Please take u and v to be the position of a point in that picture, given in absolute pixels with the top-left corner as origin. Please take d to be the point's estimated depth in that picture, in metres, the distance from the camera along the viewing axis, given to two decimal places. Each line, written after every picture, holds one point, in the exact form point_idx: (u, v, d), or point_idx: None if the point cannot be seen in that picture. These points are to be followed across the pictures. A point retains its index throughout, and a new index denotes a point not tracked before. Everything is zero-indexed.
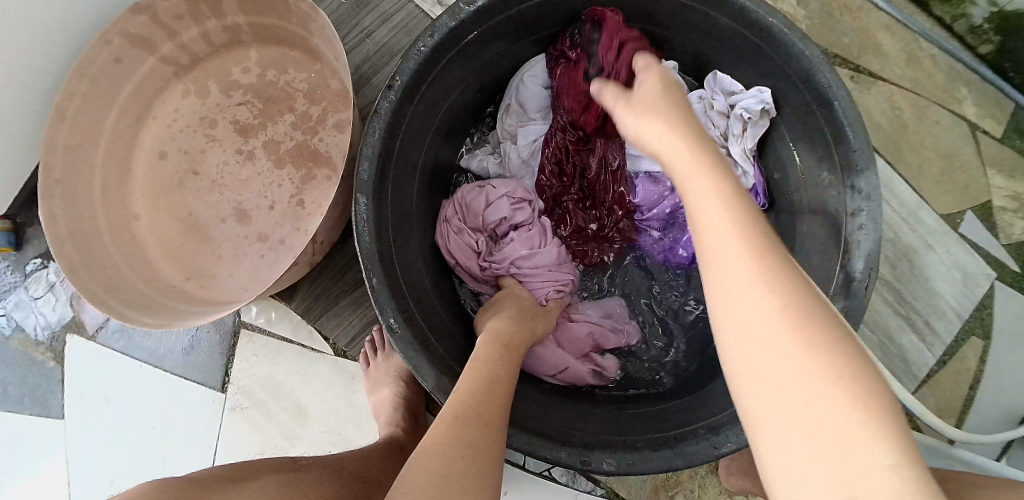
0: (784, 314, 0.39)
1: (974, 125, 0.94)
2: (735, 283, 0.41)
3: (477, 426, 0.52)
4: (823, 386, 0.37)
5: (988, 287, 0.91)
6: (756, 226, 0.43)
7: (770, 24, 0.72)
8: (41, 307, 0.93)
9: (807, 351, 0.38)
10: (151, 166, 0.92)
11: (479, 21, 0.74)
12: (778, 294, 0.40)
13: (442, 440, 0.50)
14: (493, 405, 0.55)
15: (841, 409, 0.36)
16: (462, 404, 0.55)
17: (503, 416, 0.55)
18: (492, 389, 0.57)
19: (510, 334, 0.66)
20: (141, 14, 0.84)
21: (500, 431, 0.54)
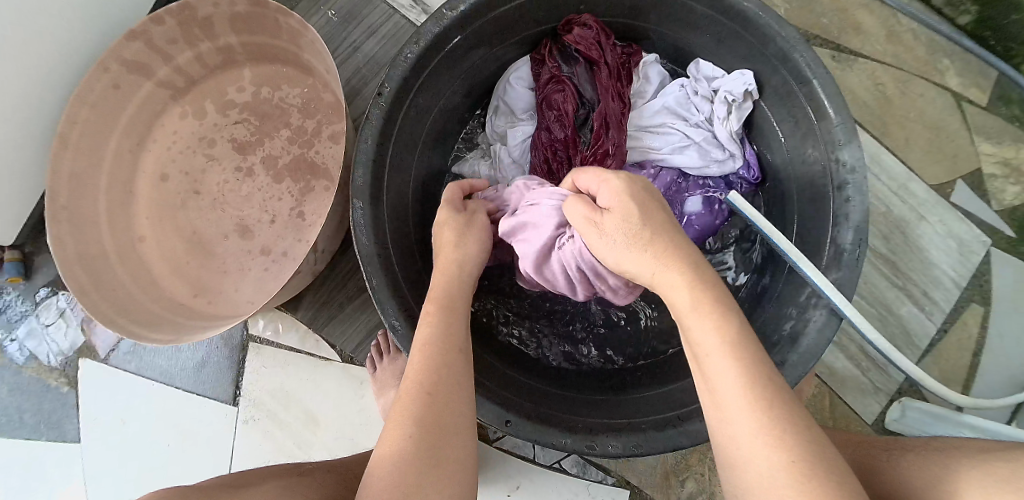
0: (754, 416, 0.43)
1: (959, 95, 0.95)
2: (707, 350, 0.46)
3: (431, 408, 0.52)
4: (781, 482, 0.41)
5: (984, 254, 0.91)
6: (742, 329, 0.46)
7: (744, 8, 0.74)
8: (53, 333, 0.95)
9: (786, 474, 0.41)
10: (153, 188, 0.95)
11: (462, 26, 0.76)
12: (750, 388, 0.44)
13: (394, 441, 0.51)
14: (441, 373, 0.55)
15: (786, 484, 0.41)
16: (412, 383, 0.54)
17: (454, 378, 0.55)
18: (439, 357, 0.56)
19: (447, 292, 0.62)
20: (136, 40, 0.87)
21: (453, 399, 0.54)
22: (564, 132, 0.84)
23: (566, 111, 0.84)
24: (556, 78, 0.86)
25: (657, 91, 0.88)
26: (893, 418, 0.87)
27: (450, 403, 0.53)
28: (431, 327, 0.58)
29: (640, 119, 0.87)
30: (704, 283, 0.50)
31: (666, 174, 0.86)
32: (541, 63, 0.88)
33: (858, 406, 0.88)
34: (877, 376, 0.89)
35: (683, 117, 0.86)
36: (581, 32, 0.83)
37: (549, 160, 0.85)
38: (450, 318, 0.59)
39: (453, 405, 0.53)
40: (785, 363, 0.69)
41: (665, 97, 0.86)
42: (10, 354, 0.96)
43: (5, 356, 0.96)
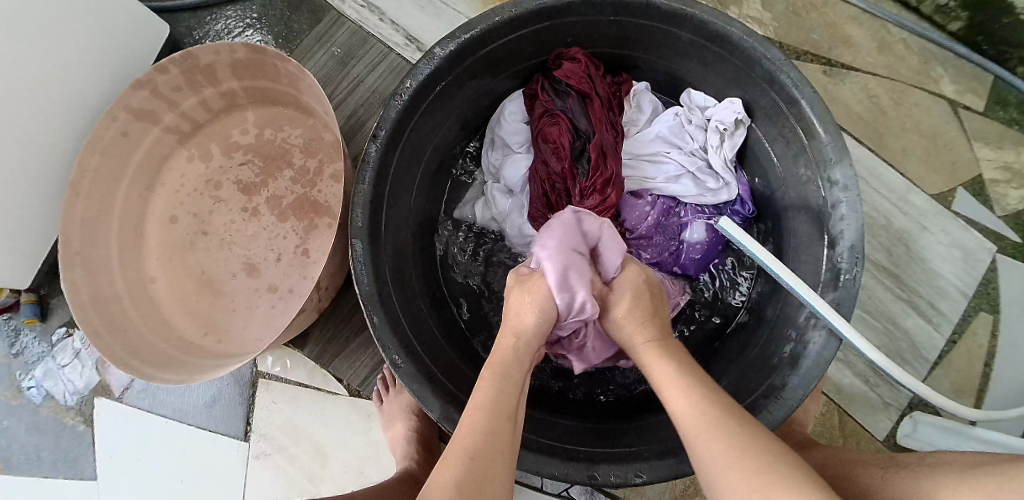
0: (693, 409, 0.55)
1: (954, 102, 0.94)
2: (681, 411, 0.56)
3: (482, 464, 0.55)
4: (732, 476, 0.49)
5: (990, 262, 0.90)
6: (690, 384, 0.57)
7: (728, 33, 0.75)
8: (70, 374, 0.98)
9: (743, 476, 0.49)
10: (163, 230, 0.98)
11: (453, 64, 0.78)
12: (690, 402, 0.56)
13: (442, 481, 0.53)
14: (496, 435, 0.57)
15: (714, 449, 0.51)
16: (466, 441, 0.56)
17: (506, 443, 0.57)
18: (495, 420, 0.58)
19: (511, 361, 0.64)
20: (143, 90, 0.90)
21: (496, 466, 0.55)
22: (561, 164, 0.85)
23: (562, 144, 0.85)
24: (549, 111, 0.88)
25: (650, 120, 0.90)
26: (906, 432, 0.85)
27: (498, 464, 0.55)
28: (488, 390, 0.61)
29: (635, 148, 0.88)
30: (676, 355, 0.62)
31: (663, 203, 0.87)
32: (534, 98, 0.90)
33: (867, 422, 0.87)
34: (886, 391, 0.88)
35: (678, 145, 0.87)
36: (570, 66, 0.85)
37: (548, 192, 0.87)
38: (508, 384, 0.61)
39: (500, 469, 0.55)
40: (786, 386, 0.69)
41: (658, 128, 0.88)
42: (27, 394, 0.98)
43: (23, 396, 0.99)
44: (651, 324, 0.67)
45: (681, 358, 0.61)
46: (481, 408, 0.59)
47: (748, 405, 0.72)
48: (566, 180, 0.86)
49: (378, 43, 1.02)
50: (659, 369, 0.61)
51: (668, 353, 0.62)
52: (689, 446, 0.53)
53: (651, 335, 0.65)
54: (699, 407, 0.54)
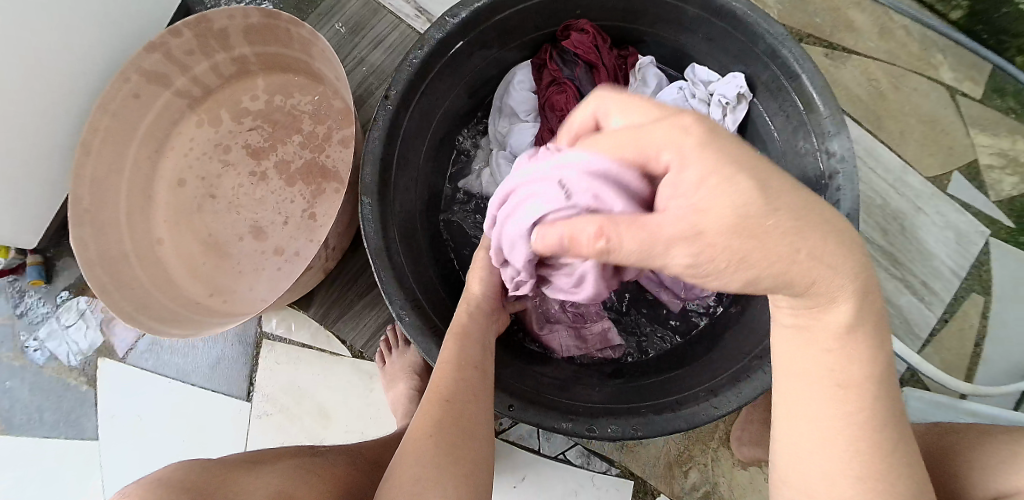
0: (845, 408, 0.41)
1: (953, 89, 0.96)
2: (805, 361, 0.43)
3: (455, 403, 0.58)
4: (832, 454, 0.41)
5: (983, 245, 0.92)
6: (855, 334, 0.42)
7: (732, 8, 0.76)
8: (73, 334, 0.99)
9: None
10: (171, 193, 0.98)
11: (465, 31, 0.79)
12: (849, 373, 0.41)
13: (421, 427, 0.56)
14: (467, 378, 0.60)
15: (835, 409, 0.41)
16: (438, 404, 0.57)
17: (478, 382, 0.60)
18: (460, 378, 0.60)
19: (470, 322, 0.67)
20: (156, 52, 0.91)
21: (471, 405, 0.58)
22: None
23: (570, 111, 0.87)
24: (556, 80, 0.90)
25: (654, 93, 0.91)
26: None
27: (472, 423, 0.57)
28: (457, 351, 0.62)
29: None
30: (868, 290, 0.42)
31: None
32: (541, 68, 0.92)
33: None
34: None
35: None
36: (578, 36, 0.87)
37: None
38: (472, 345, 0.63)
39: (474, 431, 0.57)
40: None
41: (661, 100, 0.89)
42: (30, 356, 1.00)
43: (26, 358, 1.00)
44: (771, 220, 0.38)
45: (869, 301, 0.42)
46: (449, 370, 0.60)
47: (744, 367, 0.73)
48: None
49: (388, 14, 1.03)
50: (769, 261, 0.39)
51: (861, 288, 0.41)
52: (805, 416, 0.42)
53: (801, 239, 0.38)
54: (854, 401, 0.41)
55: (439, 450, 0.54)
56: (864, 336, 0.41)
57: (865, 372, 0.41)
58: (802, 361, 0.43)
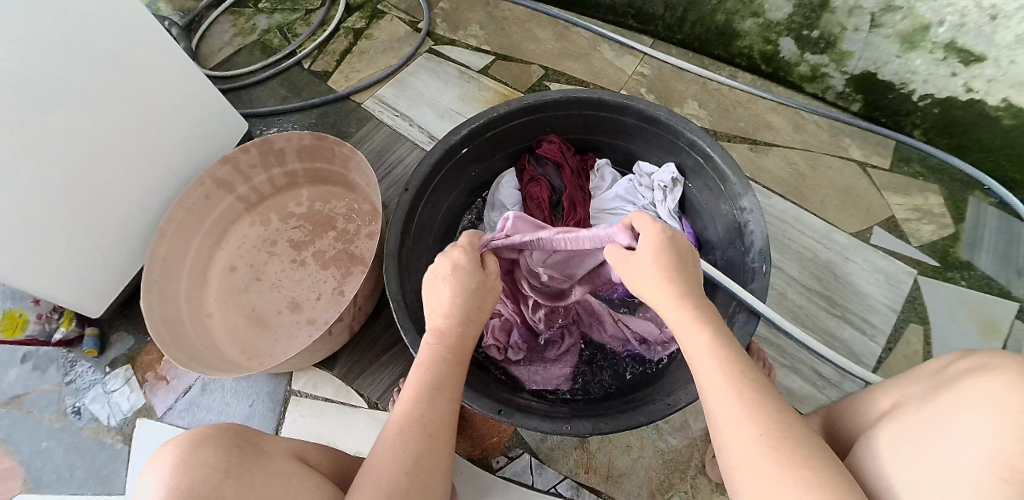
0: (739, 401, 0.56)
1: (864, 162, 1.18)
2: (711, 384, 0.58)
3: (424, 437, 0.66)
4: (760, 451, 0.53)
5: (913, 282, 1.06)
6: (722, 349, 0.60)
7: (657, 114, 1.02)
8: (117, 398, 1.13)
9: (768, 454, 0.53)
10: (223, 276, 1.19)
11: (463, 143, 1.05)
12: (734, 384, 0.57)
13: (388, 455, 0.65)
14: (436, 410, 0.68)
15: (741, 417, 0.55)
16: (406, 417, 0.67)
17: (444, 415, 0.69)
18: (431, 397, 0.69)
19: (451, 340, 0.73)
20: (227, 164, 1.17)
21: (441, 438, 0.67)
22: (543, 215, 1.11)
23: (543, 199, 1.12)
24: (533, 177, 1.15)
25: (610, 185, 1.17)
26: None
27: (440, 434, 0.67)
28: (433, 371, 0.71)
29: (600, 206, 1.14)
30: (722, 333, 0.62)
31: None
32: (522, 171, 1.17)
33: None
34: (836, 393, 0.97)
35: (632, 201, 1.12)
36: (547, 146, 1.13)
37: None
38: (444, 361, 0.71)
39: (439, 446, 0.67)
40: None
41: (615, 190, 1.14)
42: (70, 418, 1.12)
43: (66, 419, 1.12)
44: (688, 289, 0.66)
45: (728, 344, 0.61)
46: (419, 383, 0.70)
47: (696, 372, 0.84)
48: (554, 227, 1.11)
49: (408, 143, 1.33)
50: (682, 324, 0.63)
51: (715, 332, 0.61)
52: (714, 408, 0.57)
53: (702, 322, 0.62)
54: (745, 397, 0.56)
55: (404, 482, 0.63)
56: (739, 361, 0.59)
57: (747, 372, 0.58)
58: (702, 378, 0.60)
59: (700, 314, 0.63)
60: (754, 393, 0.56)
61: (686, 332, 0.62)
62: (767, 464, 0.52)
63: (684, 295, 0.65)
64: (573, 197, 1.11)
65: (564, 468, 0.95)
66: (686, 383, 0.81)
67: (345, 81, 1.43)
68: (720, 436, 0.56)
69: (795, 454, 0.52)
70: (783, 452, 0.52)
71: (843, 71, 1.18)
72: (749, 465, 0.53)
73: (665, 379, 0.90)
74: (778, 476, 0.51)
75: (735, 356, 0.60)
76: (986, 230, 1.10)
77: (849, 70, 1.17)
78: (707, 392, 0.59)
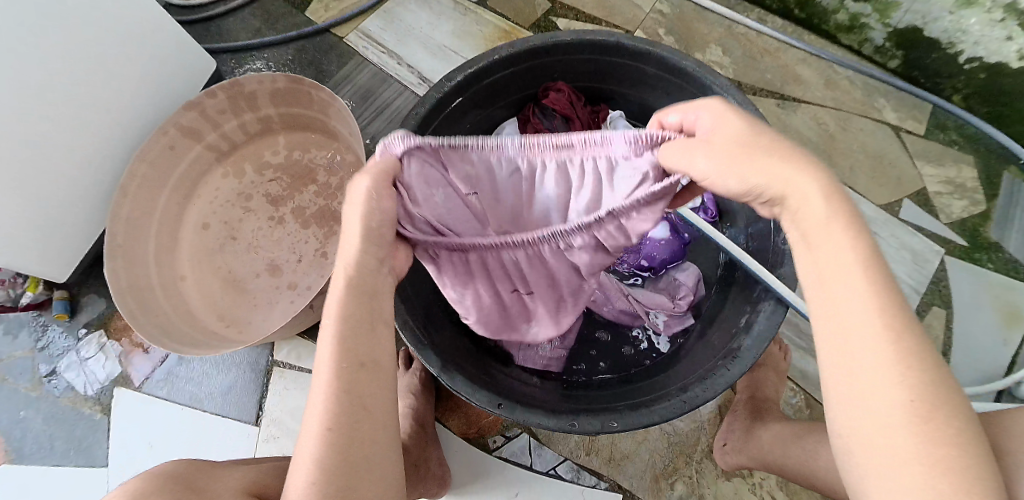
0: (898, 355, 0.43)
1: (897, 127, 1.08)
2: (858, 337, 0.44)
3: (355, 435, 0.49)
4: (906, 431, 0.42)
5: (939, 262, 1.00)
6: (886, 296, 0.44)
7: (683, 65, 0.90)
8: (93, 365, 1.06)
9: (908, 393, 0.42)
10: (196, 235, 1.09)
11: (460, 91, 0.93)
12: (893, 343, 0.43)
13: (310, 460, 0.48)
14: (361, 392, 0.50)
15: (895, 392, 0.42)
16: (325, 411, 0.49)
17: (372, 396, 0.50)
18: (352, 377, 0.50)
19: (354, 308, 0.52)
20: (193, 110, 1.03)
21: (374, 429, 0.50)
22: None
23: None
24: (538, 131, 1.04)
25: None
26: None
27: (378, 426, 0.50)
28: (346, 350, 0.50)
29: None
30: (873, 260, 0.45)
31: None
32: (525, 122, 1.07)
33: None
34: None
35: None
36: (556, 95, 1.03)
37: None
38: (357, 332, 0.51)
39: (372, 443, 0.49)
40: (741, 348, 0.76)
41: None
42: (46, 386, 1.05)
43: (42, 388, 1.05)
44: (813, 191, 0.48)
45: (880, 273, 0.45)
46: (336, 363, 0.50)
47: (710, 366, 0.78)
48: None
49: (396, 83, 1.19)
50: (831, 244, 0.46)
51: (866, 259, 0.45)
52: (845, 370, 0.44)
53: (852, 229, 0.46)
54: (903, 347, 0.43)
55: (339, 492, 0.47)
56: (885, 288, 0.45)
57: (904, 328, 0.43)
58: (843, 325, 0.45)
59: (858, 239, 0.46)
60: (907, 341, 0.43)
61: (841, 262, 0.45)
62: (917, 454, 0.41)
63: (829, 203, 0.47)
64: None
65: (564, 450, 0.92)
66: (702, 378, 0.75)
67: (324, 11, 1.26)
68: (860, 391, 0.44)
69: (942, 445, 0.41)
70: (933, 443, 0.41)
71: (885, 23, 1.05)
72: (887, 450, 0.42)
73: (677, 368, 0.84)
74: (924, 450, 0.41)
75: (888, 286, 0.45)
76: (1021, 209, 1.02)
77: (893, 23, 1.03)
78: (850, 338, 0.44)
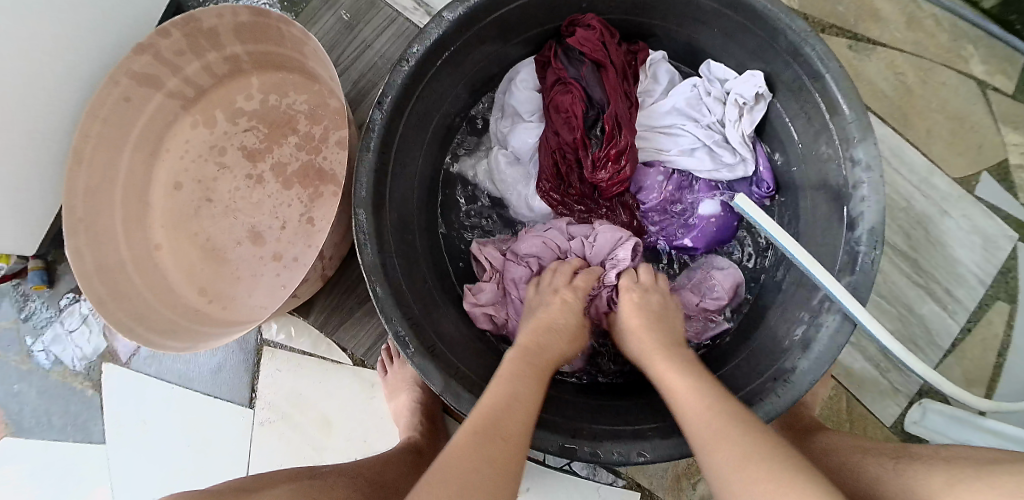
0: (706, 425, 0.53)
1: (984, 83, 0.91)
2: (689, 418, 0.55)
3: (500, 440, 0.53)
4: (738, 482, 0.48)
5: (1011, 249, 0.88)
6: (692, 384, 0.58)
7: (752, 1, 0.70)
8: (76, 339, 0.97)
9: (742, 463, 0.49)
10: (167, 196, 0.96)
11: (461, 30, 0.74)
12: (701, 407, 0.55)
13: (458, 451, 0.51)
14: (518, 419, 0.55)
15: (722, 451, 0.51)
16: (480, 418, 0.55)
17: (524, 429, 0.55)
18: (511, 406, 0.56)
19: (538, 354, 0.64)
20: (145, 53, 0.87)
21: (516, 445, 0.53)
22: (573, 135, 0.82)
23: (575, 114, 0.81)
24: (561, 79, 0.83)
25: (665, 92, 0.86)
26: (914, 419, 0.84)
27: (517, 441, 0.54)
28: (512, 370, 0.61)
29: (648, 120, 0.85)
30: (687, 366, 0.62)
31: (676, 177, 0.85)
32: (546, 66, 0.86)
33: (876, 408, 0.85)
34: (896, 377, 0.86)
35: (694, 118, 0.84)
36: (584, 33, 0.81)
37: (559, 163, 0.83)
38: (529, 374, 0.61)
39: (510, 453, 0.53)
40: (796, 369, 0.67)
41: (673, 101, 0.84)
42: (36, 359, 0.98)
43: (32, 362, 0.98)
44: (668, 338, 0.67)
45: (696, 374, 0.60)
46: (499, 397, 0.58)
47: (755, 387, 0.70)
48: (591, 153, 0.82)
49: (386, 7, 0.98)
50: (661, 369, 0.63)
51: (682, 365, 0.62)
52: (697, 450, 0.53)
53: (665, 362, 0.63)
54: (714, 420, 0.53)
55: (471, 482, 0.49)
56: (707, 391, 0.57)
57: (721, 409, 0.54)
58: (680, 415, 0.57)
59: (681, 368, 0.61)
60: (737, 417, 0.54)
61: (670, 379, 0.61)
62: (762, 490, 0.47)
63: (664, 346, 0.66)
64: (618, 109, 0.81)
65: None
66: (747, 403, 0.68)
67: None
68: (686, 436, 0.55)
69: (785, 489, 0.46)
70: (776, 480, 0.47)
71: None
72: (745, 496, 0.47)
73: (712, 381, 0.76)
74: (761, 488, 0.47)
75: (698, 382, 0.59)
76: None
77: None
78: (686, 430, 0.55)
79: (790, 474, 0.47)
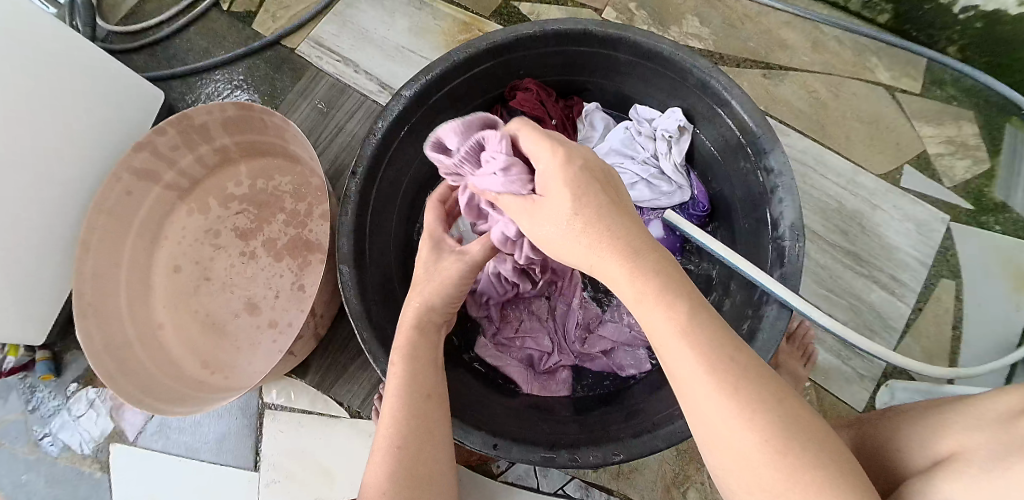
0: (712, 382, 0.42)
1: (892, 87, 1.01)
2: (675, 360, 0.44)
3: (416, 445, 0.61)
4: (766, 470, 0.41)
5: (945, 230, 0.94)
6: (703, 332, 0.44)
7: (660, 49, 0.81)
8: (83, 424, 1.03)
9: (767, 451, 0.41)
10: (167, 279, 1.05)
11: (419, 103, 0.85)
12: (710, 367, 0.43)
13: (383, 471, 0.60)
14: (421, 410, 0.63)
15: (742, 433, 0.41)
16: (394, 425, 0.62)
17: (432, 416, 0.63)
18: (413, 401, 0.63)
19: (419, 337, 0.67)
20: (143, 151, 0.98)
21: (432, 442, 0.62)
22: None
23: None
24: None
25: (602, 136, 0.97)
26: (884, 400, 0.88)
27: (429, 434, 0.62)
28: (411, 378, 0.64)
29: None
30: (676, 291, 0.45)
31: None
32: None
33: (845, 395, 0.89)
34: (860, 362, 0.90)
35: (630, 155, 0.94)
36: (524, 95, 0.93)
37: None
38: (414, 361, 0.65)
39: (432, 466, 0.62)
40: None
41: (609, 143, 0.94)
42: (44, 447, 1.03)
43: (41, 450, 1.03)
44: (628, 235, 0.48)
45: (694, 314, 0.44)
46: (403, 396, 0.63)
47: None
48: None
49: (354, 92, 1.11)
50: (637, 290, 0.46)
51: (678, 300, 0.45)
52: (697, 416, 0.43)
53: (668, 299, 0.45)
54: (726, 385, 0.42)
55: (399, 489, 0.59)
56: (700, 325, 0.44)
57: (734, 372, 0.43)
58: (670, 364, 0.45)
59: (672, 294, 0.45)
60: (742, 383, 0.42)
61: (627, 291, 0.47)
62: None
63: (635, 257, 0.47)
64: None
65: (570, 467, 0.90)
66: None
67: (272, 22, 1.19)
68: (678, 389, 0.45)
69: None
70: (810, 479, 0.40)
71: None
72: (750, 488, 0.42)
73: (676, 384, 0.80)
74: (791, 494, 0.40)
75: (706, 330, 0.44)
76: None
77: None
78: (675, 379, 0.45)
79: (829, 481, 0.40)
